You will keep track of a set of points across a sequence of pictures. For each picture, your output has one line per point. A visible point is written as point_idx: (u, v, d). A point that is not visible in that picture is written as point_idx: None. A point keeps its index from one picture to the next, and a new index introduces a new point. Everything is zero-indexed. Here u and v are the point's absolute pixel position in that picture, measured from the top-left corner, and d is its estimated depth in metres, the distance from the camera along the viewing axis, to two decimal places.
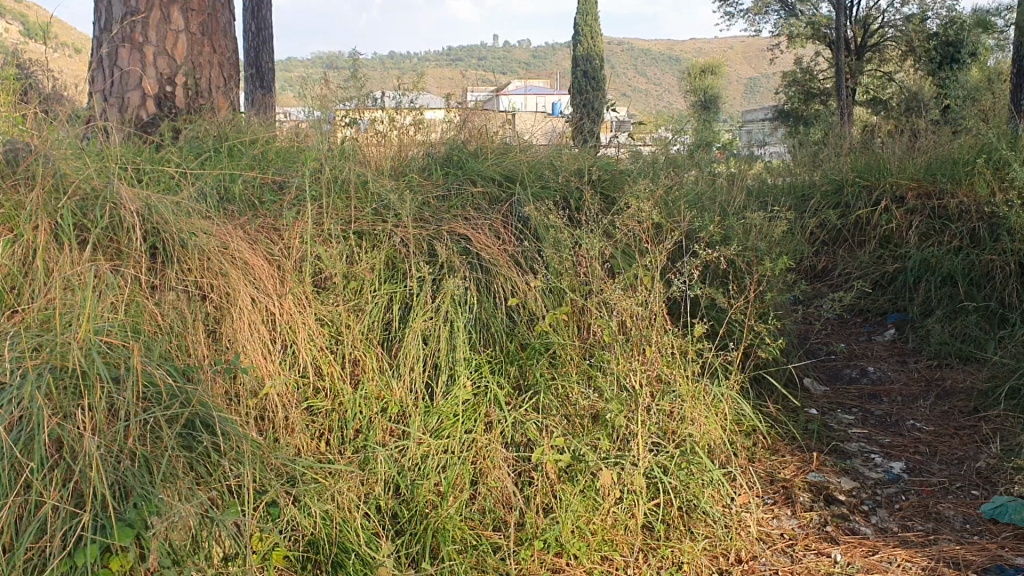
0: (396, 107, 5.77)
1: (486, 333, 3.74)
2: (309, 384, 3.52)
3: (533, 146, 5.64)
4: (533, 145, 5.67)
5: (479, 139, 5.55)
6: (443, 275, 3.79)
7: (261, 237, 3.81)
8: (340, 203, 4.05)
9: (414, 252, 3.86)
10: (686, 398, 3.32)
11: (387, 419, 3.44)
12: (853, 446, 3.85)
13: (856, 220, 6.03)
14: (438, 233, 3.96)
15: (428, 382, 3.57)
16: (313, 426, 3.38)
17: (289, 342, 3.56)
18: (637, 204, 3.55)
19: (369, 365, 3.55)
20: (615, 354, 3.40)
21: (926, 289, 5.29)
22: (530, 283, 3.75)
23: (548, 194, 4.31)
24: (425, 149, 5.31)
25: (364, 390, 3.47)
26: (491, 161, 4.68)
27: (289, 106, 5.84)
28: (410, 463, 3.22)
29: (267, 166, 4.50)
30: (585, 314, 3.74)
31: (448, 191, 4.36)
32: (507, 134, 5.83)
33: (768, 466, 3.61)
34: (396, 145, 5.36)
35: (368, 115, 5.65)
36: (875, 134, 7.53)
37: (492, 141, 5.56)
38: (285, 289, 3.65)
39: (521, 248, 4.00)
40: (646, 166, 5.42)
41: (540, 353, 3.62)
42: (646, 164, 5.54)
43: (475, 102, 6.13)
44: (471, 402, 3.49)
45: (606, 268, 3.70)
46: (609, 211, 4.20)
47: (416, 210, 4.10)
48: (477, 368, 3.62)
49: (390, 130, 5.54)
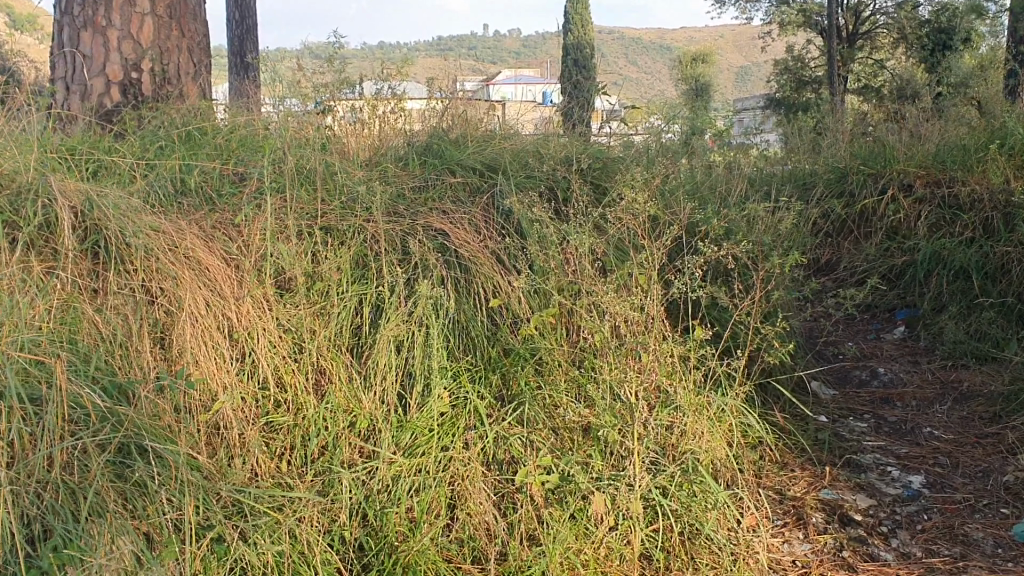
0: (376, 93, 5.38)
1: (466, 338, 3.41)
2: (270, 397, 3.19)
3: (518, 134, 5.30)
4: (519, 133, 5.32)
5: (462, 127, 5.20)
6: (417, 275, 3.45)
7: (217, 234, 3.48)
8: (306, 196, 3.70)
9: (386, 249, 3.52)
10: (685, 411, 3.00)
11: (356, 436, 3.10)
12: (867, 458, 3.53)
13: (862, 210, 5.70)
14: (412, 228, 3.62)
15: (401, 393, 3.24)
16: (273, 444, 3.06)
17: (247, 351, 3.22)
18: (629, 195, 3.22)
19: (336, 375, 3.22)
20: (607, 362, 3.06)
21: (938, 283, 4.97)
22: (514, 283, 3.41)
23: (534, 184, 3.96)
24: (404, 139, 4.96)
25: (330, 403, 3.14)
26: (474, 149, 4.33)
27: (261, 92, 5.47)
28: (380, 486, 2.90)
29: (230, 156, 4.15)
30: (575, 316, 3.41)
31: (425, 182, 4.01)
32: (491, 121, 5.49)
33: (776, 482, 3.28)
34: (373, 136, 5.00)
35: (346, 103, 5.26)
36: (877, 120, 7.20)
37: (475, 128, 5.21)
38: (242, 291, 3.32)
39: (504, 243, 3.66)
40: (639, 155, 5.09)
41: (524, 360, 3.29)
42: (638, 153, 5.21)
43: (463, 91, 5.66)
44: (449, 414, 3.16)
45: (597, 266, 3.37)
46: (600, 203, 3.86)
47: (388, 203, 3.76)
48: (456, 376, 3.29)
49: (367, 117, 5.19)
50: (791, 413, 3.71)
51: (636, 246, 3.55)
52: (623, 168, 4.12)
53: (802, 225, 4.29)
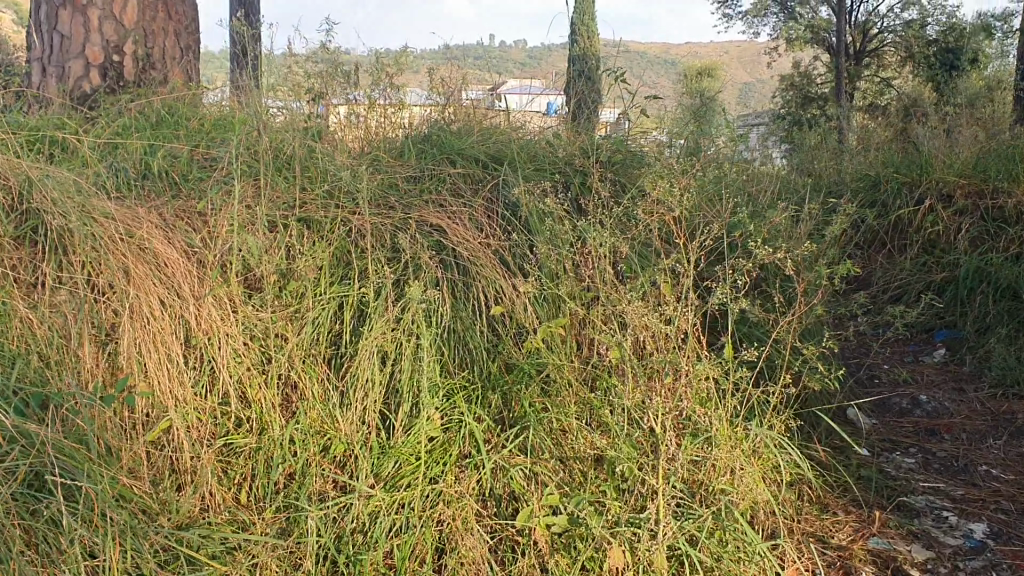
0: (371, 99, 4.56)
1: (463, 350, 2.97)
2: (232, 412, 2.75)
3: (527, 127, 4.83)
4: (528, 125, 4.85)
5: (468, 117, 4.69)
6: (408, 276, 3.00)
7: (179, 223, 3.04)
8: (284, 184, 3.24)
9: (372, 245, 3.06)
10: (717, 443, 2.54)
11: (331, 462, 2.67)
12: (919, 500, 3.05)
13: (897, 221, 5.24)
14: (404, 222, 3.16)
15: (385, 412, 2.81)
16: (233, 470, 2.62)
17: (207, 359, 2.78)
18: (658, 188, 2.75)
19: (310, 390, 2.78)
20: (625, 383, 2.62)
21: (983, 302, 4.50)
22: (519, 288, 2.96)
23: (544, 177, 3.49)
24: (405, 133, 4.49)
25: (301, 422, 2.70)
26: (476, 139, 3.87)
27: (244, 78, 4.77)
28: (354, 525, 2.47)
29: (205, 138, 3.68)
30: (588, 328, 2.96)
31: (422, 172, 3.54)
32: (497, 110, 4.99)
33: (817, 527, 2.82)
34: (365, 122, 4.51)
35: (342, 97, 4.60)
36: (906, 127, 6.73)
37: (482, 120, 4.72)
38: (201, 289, 2.87)
39: (509, 241, 3.20)
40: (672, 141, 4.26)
41: (529, 378, 2.85)
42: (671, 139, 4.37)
43: (469, 102, 4.86)
44: (440, 440, 2.74)
45: (616, 271, 2.91)
46: (620, 200, 3.39)
47: (379, 193, 3.30)
48: (449, 395, 2.85)
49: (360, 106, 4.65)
50: (830, 445, 3.24)
51: (660, 249, 3.09)
52: (644, 162, 3.67)
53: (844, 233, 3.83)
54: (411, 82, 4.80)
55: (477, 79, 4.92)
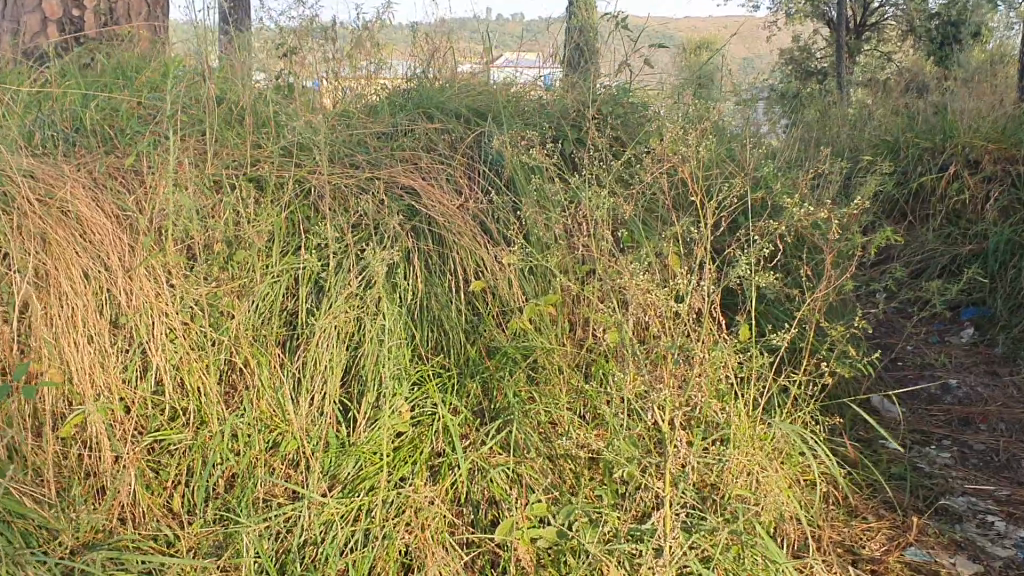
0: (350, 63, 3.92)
1: (438, 331, 2.58)
2: (166, 403, 2.35)
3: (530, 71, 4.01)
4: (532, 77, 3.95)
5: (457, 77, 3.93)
6: (373, 244, 2.59)
7: (110, 182, 2.62)
8: (235, 140, 2.82)
9: (333, 208, 2.65)
10: (733, 441, 2.15)
11: (281, 462, 2.29)
12: (959, 502, 2.65)
13: (917, 189, 4.71)
14: (371, 184, 2.75)
15: (346, 403, 2.43)
16: (165, 472, 2.23)
17: (137, 340, 2.38)
18: (665, 140, 2.34)
19: (258, 377, 2.39)
20: (624, 371, 2.23)
21: (1016, 276, 4.00)
22: (502, 259, 2.56)
23: (533, 134, 3.07)
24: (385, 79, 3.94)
25: (247, 415, 2.32)
26: (459, 92, 3.43)
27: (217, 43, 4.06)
28: (304, 539, 2.09)
29: (152, 89, 3.23)
30: (581, 305, 2.56)
31: (395, 127, 3.11)
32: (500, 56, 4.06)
33: (845, 536, 2.43)
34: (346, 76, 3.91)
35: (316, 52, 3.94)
36: (924, 91, 6.27)
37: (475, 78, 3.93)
38: (131, 258, 2.46)
39: (491, 203, 2.78)
40: (681, 87, 3.56)
41: (514, 364, 2.47)
42: (681, 83, 3.64)
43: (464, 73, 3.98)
44: (409, 435, 2.36)
45: (615, 239, 2.50)
46: (621, 160, 2.96)
47: (344, 152, 2.89)
48: (420, 383, 2.47)
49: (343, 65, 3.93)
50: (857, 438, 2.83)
51: (667, 214, 2.68)
52: (647, 117, 3.25)
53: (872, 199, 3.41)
54: (396, 45, 4.07)
55: (467, 45, 4.07)
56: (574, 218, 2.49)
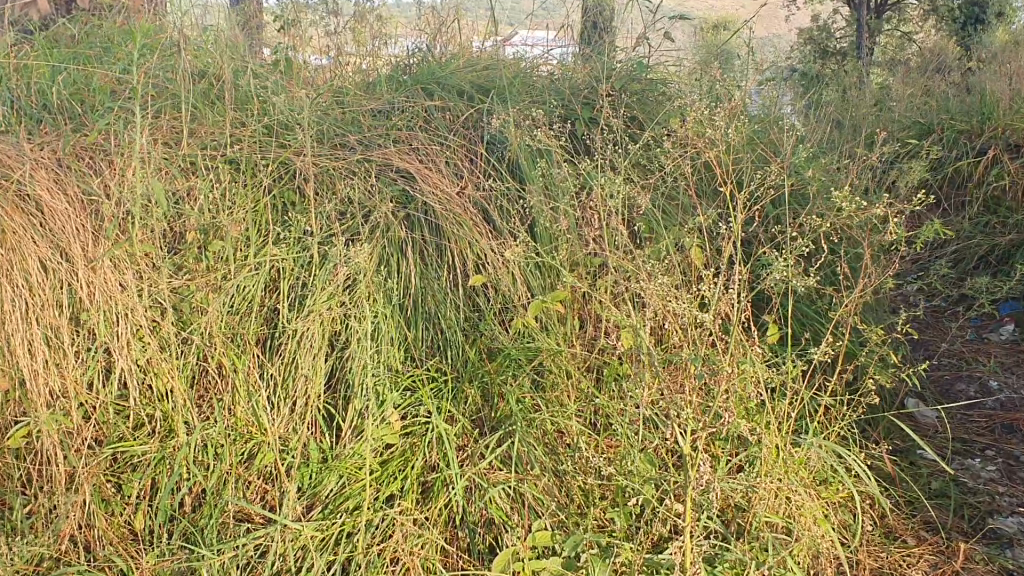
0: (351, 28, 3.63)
1: (434, 331, 2.33)
2: (131, 410, 2.13)
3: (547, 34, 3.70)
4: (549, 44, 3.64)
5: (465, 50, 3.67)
6: (363, 234, 2.35)
7: (75, 163, 2.37)
8: (214, 118, 2.58)
9: (320, 193, 2.40)
10: (762, 461, 1.90)
11: (255, 478, 2.06)
12: (1009, 523, 2.34)
13: (953, 173, 4.38)
14: (362, 167, 2.50)
15: (331, 411, 2.20)
16: (127, 487, 2.01)
17: (100, 340, 2.15)
18: (689, 120, 2.08)
19: (233, 381, 2.16)
20: (639, 381, 1.99)
21: None
22: (505, 252, 2.31)
23: (542, 113, 2.80)
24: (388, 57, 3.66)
25: (218, 425, 2.09)
26: (464, 68, 3.17)
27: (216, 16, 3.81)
28: (278, 568, 1.86)
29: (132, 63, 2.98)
30: (591, 304, 2.31)
31: (392, 105, 2.84)
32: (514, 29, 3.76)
33: (884, 564, 2.18)
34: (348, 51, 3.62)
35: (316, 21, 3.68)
36: (961, 69, 5.89)
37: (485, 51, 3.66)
38: (95, 248, 2.22)
39: (494, 189, 2.52)
40: (701, 64, 3.24)
41: (517, 367, 2.23)
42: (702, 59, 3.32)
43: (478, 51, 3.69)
44: (399, 448, 2.13)
45: (631, 231, 2.25)
46: (638, 142, 2.69)
47: (333, 132, 2.64)
48: (413, 388, 2.23)
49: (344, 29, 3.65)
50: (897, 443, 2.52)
51: (689, 201, 2.41)
52: (667, 96, 2.98)
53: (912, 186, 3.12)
54: (401, 19, 3.79)
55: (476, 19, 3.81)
56: (587, 206, 2.23)
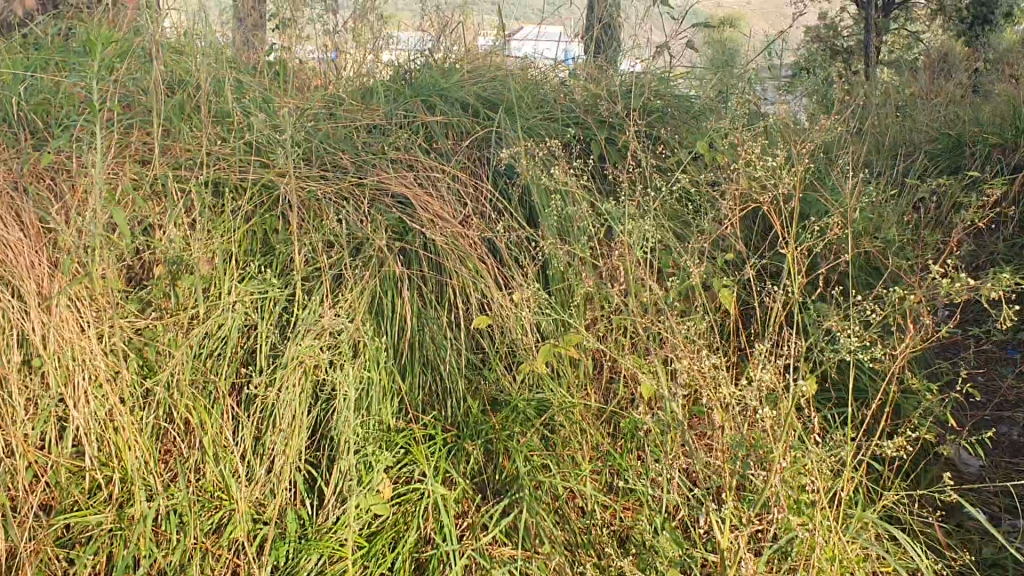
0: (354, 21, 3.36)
1: (431, 381, 2.08)
2: (86, 470, 1.89)
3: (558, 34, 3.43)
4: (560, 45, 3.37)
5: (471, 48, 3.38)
6: (353, 270, 2.09)
7: (31, 187, 2.11)
8: (190, 133, 2.31)
9: (305, 223, 2.15)
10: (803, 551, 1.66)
11: (225, 555, 1.82)
12: None
13: None
14: (354, 193, 2.23)
15: (313, 473, 1.95)
16: (79, 565, 1.77)
17: (52, 390, 1.91)
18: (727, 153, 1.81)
19: (202, 439, 1.91)
20: (665, 454, 1.74)
21: None
22: (512, 294, 2.05)
23: (554, 131, 2.51)
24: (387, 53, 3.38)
25: (184, 491, 1.85)
26: (469, 76, 2.89)
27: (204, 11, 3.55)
28: None
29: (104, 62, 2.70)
30: (608, 352, 2.06)
31: (388, 119, 2.56)
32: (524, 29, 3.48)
33: None
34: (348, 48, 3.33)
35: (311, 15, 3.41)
36: (999, 64, 5.47)
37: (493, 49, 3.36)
38: (49, 284, 1.97)
39: (501, 217, 2.26)
40: (728, 75, 2.96)
41: (524, 425, 1.98)
42: (729, 68, 3.04)
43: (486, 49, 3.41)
44: (390, 518, 1.89)
45: (656, 273, 1.99)
46: (661, 165, 2.41)
47: (323, 151, 2.37)
48: (406, 447, 1.99)
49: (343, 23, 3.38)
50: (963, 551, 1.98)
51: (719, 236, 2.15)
52: (690, 112, 2.70)
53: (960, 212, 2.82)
54: (402, 15, 3.52)
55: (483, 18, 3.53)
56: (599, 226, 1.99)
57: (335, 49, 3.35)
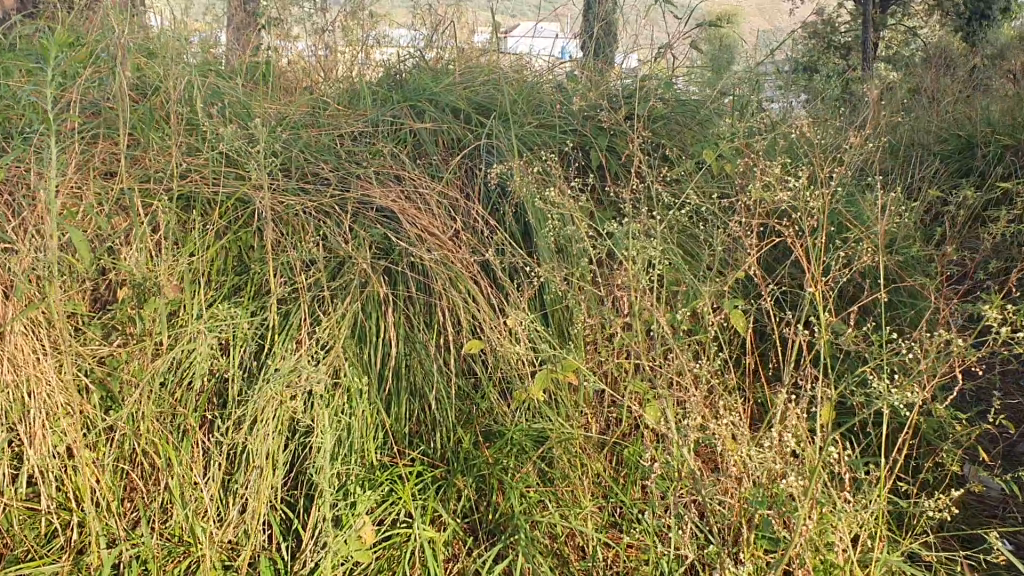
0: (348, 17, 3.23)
1: (418, 412, 1.93)
2: (41, 514, 1.74)
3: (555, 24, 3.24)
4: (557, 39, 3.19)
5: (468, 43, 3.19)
6: (333, 292, 1.94)
7: None
8: (159, 144, 2.15)
9: (282, 242, 1.99)
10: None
11: None
12: None
13: None
14: (335, 207, 2.08)
15: (289, 514, 1.80)
16: None
17: (4, 427, 1.76)
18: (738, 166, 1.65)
19: (167, 479, 1.77)
20: (671, 497, 1.59)
21: None
22: (505, 319, 1.89)
23: (551, 139, 2.35)
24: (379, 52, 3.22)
25: (147, 537, 1.71)
26: (461, 78, 2.73)
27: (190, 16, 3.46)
28: None
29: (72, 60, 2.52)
30: (610, 378, 1.90)
31: (374, 127, 2.40)
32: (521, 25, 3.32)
33: None
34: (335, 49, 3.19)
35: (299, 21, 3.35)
36: (1005, 58, 5.26)
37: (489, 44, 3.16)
38: (3, 310, 1.82)
39: (493, 232, 2.10)
40: (734, 76, 2.80)
41: (518, 461, 1.83)
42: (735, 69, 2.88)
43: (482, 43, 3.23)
44: (372, 564, 1.74)
45: (661, 296, 1.83)
46: (666, 175, 2.25)
47: (302, 162, 2.22)
48: (391, 485, 1.84)
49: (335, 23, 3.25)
50: None
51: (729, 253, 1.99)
52: (696, 116, 2.54)
53: (982, 221, 2.65)
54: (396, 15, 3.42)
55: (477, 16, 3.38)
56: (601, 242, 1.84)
57: (325, 48, 3.22)
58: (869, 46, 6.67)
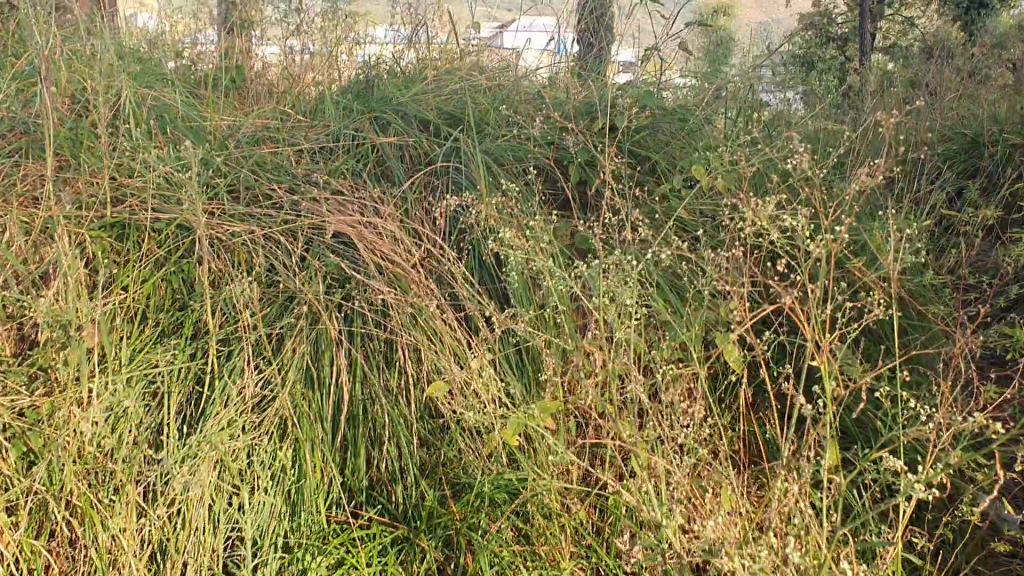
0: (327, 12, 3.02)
1: (377, 463, 1.73)
2: None
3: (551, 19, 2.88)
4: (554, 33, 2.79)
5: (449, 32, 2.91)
6: (280, 333, 1.75)
7: None
8: (92, 165, 1.95)
9: (224, 275, 1.80)
10: None
11: None
12: None
13: None
14: (284, 236, 1.88)
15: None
16: None
17: None
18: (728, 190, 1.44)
19: (92, 548, 1.58)
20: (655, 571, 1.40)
21: None
22: (470, 360, 1.69)
23: (525, 152, 2.14)
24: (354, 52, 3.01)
25: None
26: (434, 83, 2.53)
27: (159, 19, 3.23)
28: None
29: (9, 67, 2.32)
30: (589, 425, 1.70)
31: (334, 141, 2.20)
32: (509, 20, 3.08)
33: None
34: (307, 50, 2.96)
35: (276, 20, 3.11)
36: (1006, 47, 5.02)
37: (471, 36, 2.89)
38: None
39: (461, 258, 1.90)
40: (729, 79, 2.59)
41: (486, 521, 1.63)
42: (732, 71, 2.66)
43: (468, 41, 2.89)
44: None
45: (646, 332, 1.63)
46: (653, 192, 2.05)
47: (252, 183, 2.02)
48: (345, 552, 1.64)
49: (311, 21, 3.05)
50: None
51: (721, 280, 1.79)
52: (688, 122, 2.33)
53: (997, 231, 2.45)
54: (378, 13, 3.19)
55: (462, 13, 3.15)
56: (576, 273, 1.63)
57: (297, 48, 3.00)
58: (867, 38, 6.44)
